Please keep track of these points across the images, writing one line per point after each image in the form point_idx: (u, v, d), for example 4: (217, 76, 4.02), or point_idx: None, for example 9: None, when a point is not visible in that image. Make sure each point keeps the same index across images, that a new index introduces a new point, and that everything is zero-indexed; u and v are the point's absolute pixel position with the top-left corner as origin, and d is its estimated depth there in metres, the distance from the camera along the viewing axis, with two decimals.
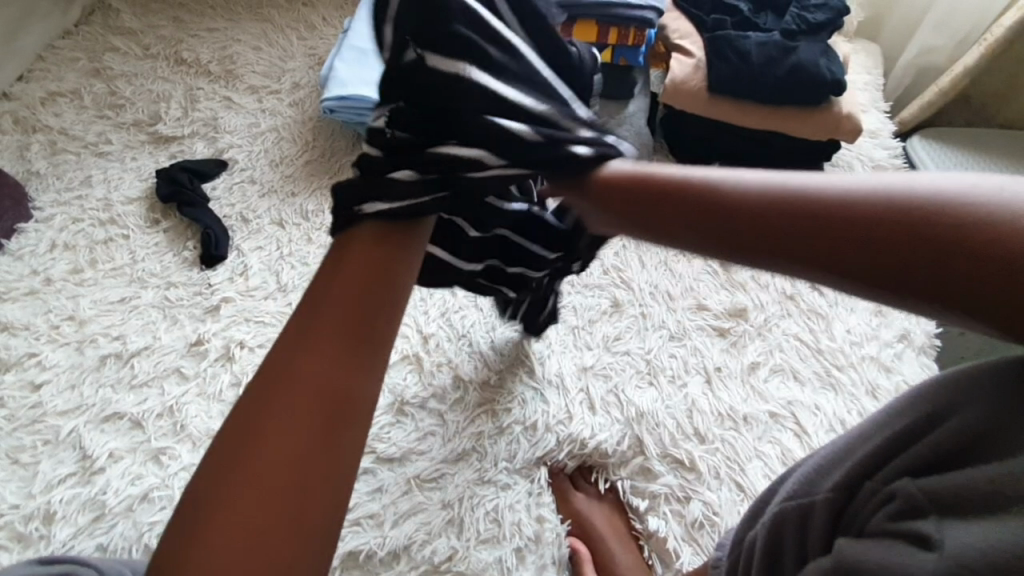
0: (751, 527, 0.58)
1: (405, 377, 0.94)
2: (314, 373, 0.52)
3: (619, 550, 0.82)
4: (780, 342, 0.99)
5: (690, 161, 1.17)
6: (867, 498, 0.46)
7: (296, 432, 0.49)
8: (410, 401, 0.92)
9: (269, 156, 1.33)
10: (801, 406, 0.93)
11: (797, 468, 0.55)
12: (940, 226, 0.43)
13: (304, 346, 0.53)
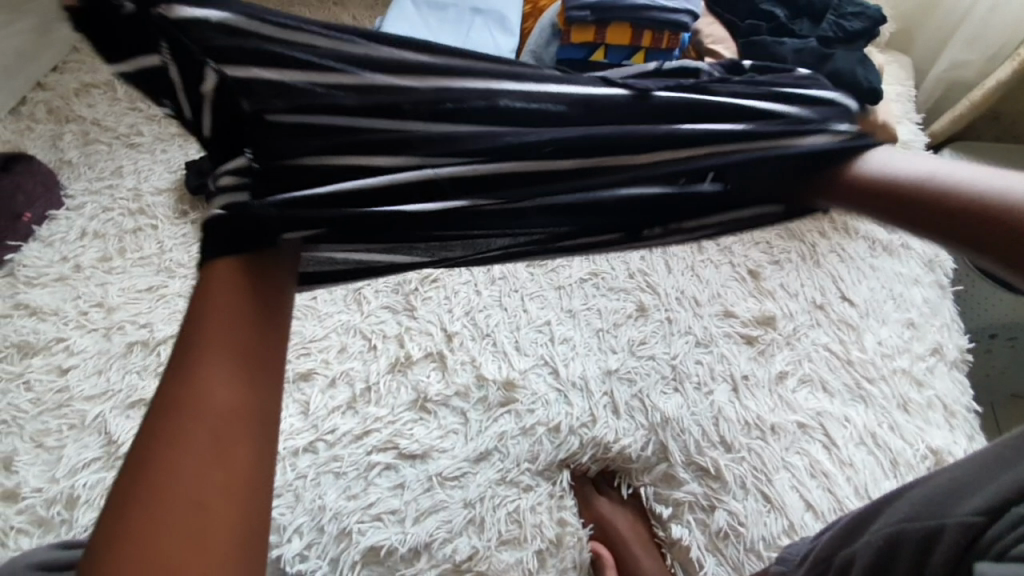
0: (845, 546, 0.54)
1: (429, 374, 0.94)
2: (198, 390, 0.42)
3: (642, 556, 0.82)
4: (809, 352, 0.97)
5: None
6: (1013, 523, 0.40)
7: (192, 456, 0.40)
8: (433, 398, 0.91)
9: None
10: (830, 417, 0.91)
11: (916, 486, 0.50)
12: (990, 196, 0.47)
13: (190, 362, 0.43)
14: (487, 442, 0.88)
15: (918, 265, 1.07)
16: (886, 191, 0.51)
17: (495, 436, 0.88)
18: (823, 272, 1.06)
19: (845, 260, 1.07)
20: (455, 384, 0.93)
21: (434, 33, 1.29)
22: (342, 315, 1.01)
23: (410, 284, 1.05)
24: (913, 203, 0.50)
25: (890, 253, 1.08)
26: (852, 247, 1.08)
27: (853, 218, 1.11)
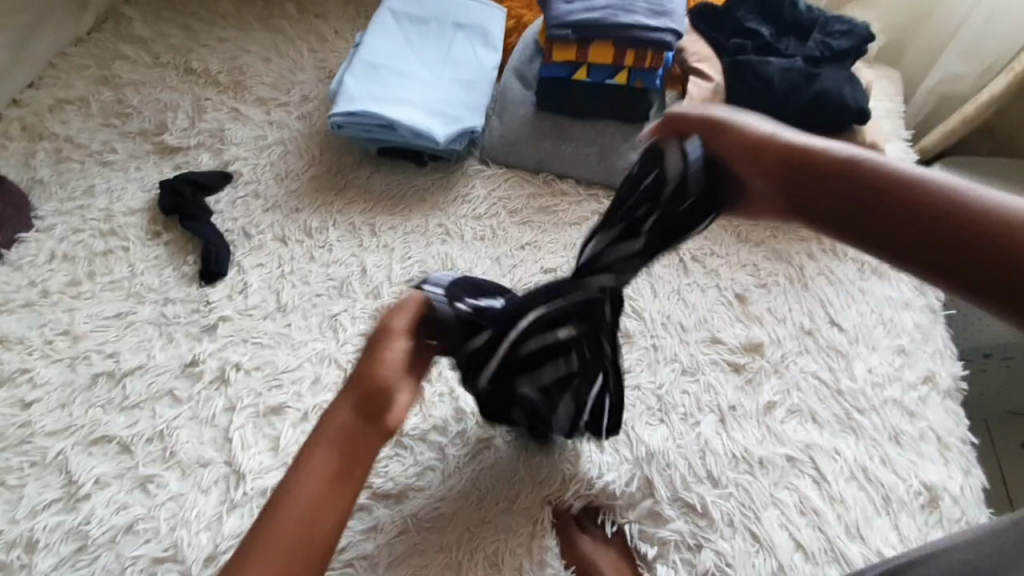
0: None
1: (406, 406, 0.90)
2: (332, 427, 0.71)
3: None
4: (797, 380, 0.94)
5: None
6: None
7: (322, 489, 0.68)
8: (410, 432, 0.88)
9: (274, 169, 1.30)
10: (819, 449, 0.88)
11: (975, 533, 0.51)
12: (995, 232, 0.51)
13: (327, 429, 0.71)
14: (464, 477, 0.85)
15: (907, 288, 1.05)
16: (867, 193, 0.58)
17: (473, 471, 0.85)
18: (812, 296, 1.03)
19: (833, 283, 1.04)
20: (432, 417, 0.89)
21: (416, 48, 1.25)
22: (317, 343, 0.98)
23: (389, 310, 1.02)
24: (865, 201, 0.58)
25: (880, 276, 1.06)
26: (840, 270, 1.06)
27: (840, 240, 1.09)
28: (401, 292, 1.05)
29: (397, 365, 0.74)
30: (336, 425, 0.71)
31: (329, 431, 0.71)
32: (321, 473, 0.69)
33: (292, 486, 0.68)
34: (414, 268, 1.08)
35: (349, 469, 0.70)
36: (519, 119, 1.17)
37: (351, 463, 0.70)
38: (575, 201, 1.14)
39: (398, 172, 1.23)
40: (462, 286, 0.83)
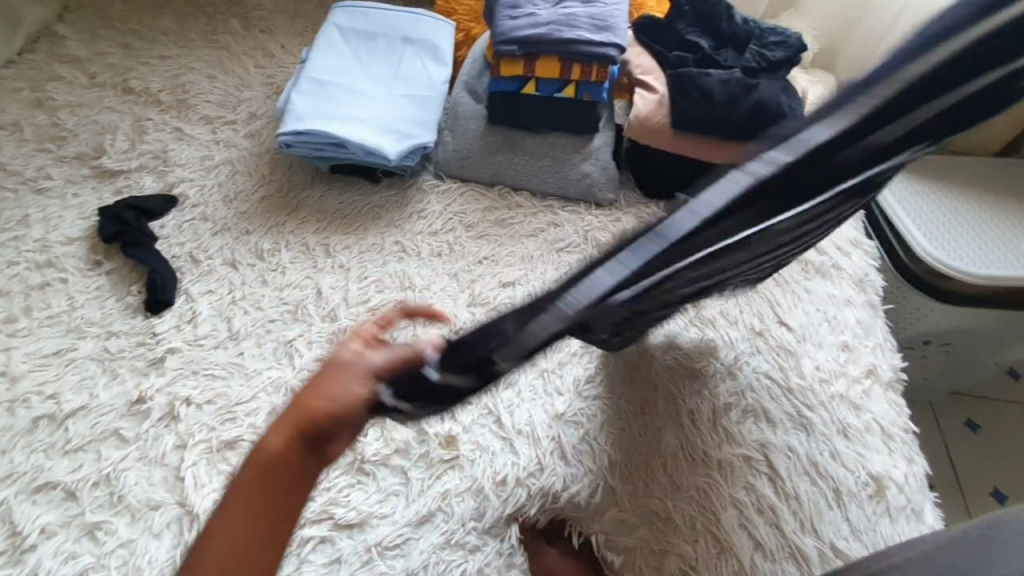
0: None
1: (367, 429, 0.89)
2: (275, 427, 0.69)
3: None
4: (751, 381, 0.97)
5: (655, 194, 1.17)
6: None
7: (237, 528, 0.63)
8: (371, 457, 0.86)
9: (222, 190, 1.26)
10: (774, 448, 0.91)
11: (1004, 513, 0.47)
12: None
13: (253, 460, 0.67)
14: (428, 500, 0.84)
15: (849, 285, 1.09)
16: None
17: (438, 494, 0.85)
18: (761, 298, 1.06)
19: (781, 284, 1.08)
20: (393, 441, 0.88)
21: (365, 64, 1.24)
22: (272, 371, 0.96)
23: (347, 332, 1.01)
24: None
25: (824, 275, 1.10)
26: (786, 271, 1.10)
27: None
28: (359, 314, 1.03)
29: (352, 403, 0.68)
30: (260, 456, 0.66)
31: (255, 461, 0.67)
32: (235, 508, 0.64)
33: (221, 516, 0.64)
34: (371, 288, 1.06)
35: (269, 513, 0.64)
36: (472, 133, 1.17)
37: (259, 505, 0.64)
38: (530, 214, 1.14)
39: (350, 189, 1.21)
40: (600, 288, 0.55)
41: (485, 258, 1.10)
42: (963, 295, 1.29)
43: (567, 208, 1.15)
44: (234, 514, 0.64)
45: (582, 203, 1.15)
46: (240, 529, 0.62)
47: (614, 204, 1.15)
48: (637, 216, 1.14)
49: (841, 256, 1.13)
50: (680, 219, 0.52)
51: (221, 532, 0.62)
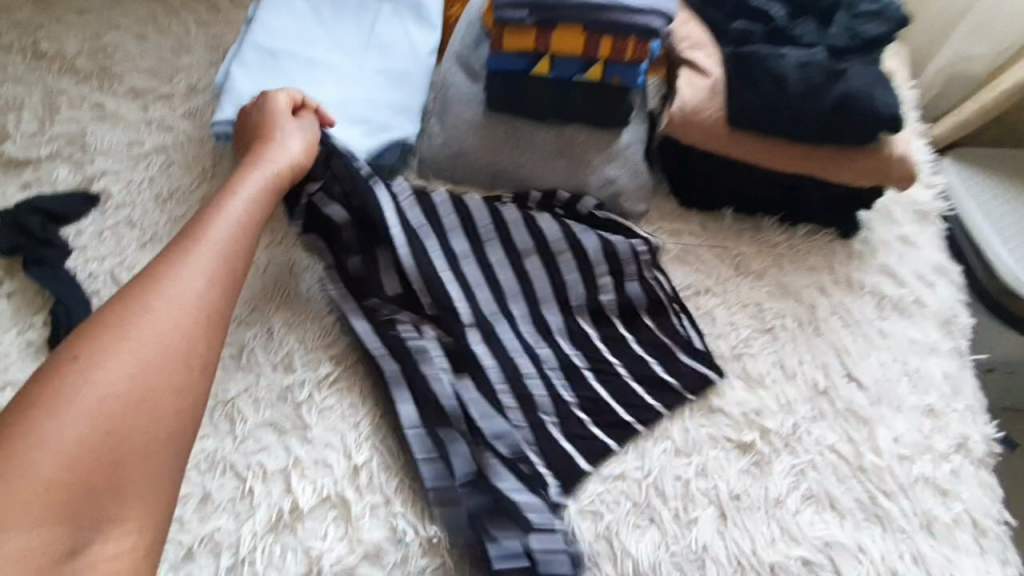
0: None
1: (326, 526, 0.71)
2: (105, 359, 0.57)
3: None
4: (813, 458, 0.78)
5: (692, 203, 0.92)
6: None
7: (141, 373, 0.58)
8: (332, 567, 0.69)
9: (154, 187, 1.01)
10: (841, 548, 0.73)
11: None
12: None
13: (157, 296, 0.63)
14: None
15: (932, 328, 0.88)
16: None
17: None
18: (825, 343, 0.84)
19: (850, 326, 0.86)
20: (360, 543, 0.70)
21: (329, 28, 0.96)
22: (207, 442, 0.75)
23: (303, 388, 0.79)
24: None
25: (902, 312, 0.89)
26: (857, 307, 0.88)
27: (857, 268, 0.90)
28: (319, 361, 0.81)
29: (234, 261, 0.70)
30: (135, 342, 0.59)
31: (114, 340, 0.58)
32: (83, 420, 0.54)
33: (9, 433, 0.51)
34: (336, 327, 0.84)
35: (185, 361, 0.61)
36: (464, 123, 0.92)
37: (161, 386, 0.59)
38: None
39: None
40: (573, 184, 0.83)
41: (481, 285, 0.86)
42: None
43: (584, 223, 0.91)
44: (92, 388, 0.55)
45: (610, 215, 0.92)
46: (79, 451, 0.53)
47: (643, 218, 0.92)
48: (670, 235, 0.90)
49: (923, 289, 0.91)
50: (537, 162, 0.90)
51: (52, 450, 0.52)
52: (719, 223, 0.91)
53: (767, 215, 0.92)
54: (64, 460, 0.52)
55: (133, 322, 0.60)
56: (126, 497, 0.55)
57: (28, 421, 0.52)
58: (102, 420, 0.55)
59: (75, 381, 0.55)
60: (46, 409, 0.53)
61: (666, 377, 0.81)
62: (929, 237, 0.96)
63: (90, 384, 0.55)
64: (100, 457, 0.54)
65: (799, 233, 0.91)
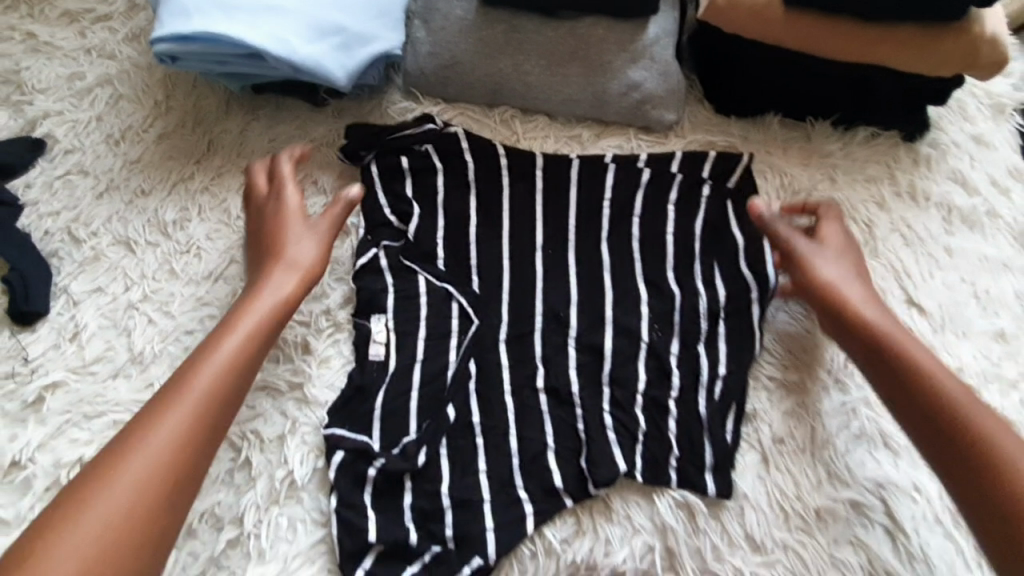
0: None
1: (355, 139, 0.78)
2: (155, 438, 0.56)
3: (925, 349, 0.63)
4: (865, 393, 0.70)
5: (730, 108, 0.79)
6: None
7: (178, 438, 0.57)
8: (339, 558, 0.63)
9: (103, 127, 0.87)
10: (894, 489, 0.66)
11: None
12: None
13: (186, 390, 0.59)
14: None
15: (1006, 241, 0.76)
16: None
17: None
18: (882, 266, 0.74)
19: (911, 244, 0.75)
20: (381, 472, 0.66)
21: None
22: None
23: (297, 346, 0.72)
24: None
25: (972, 227, 0.77)
26: (921, 223, 0.76)
27: (920, 176, 0.78)
28: (311, 315, 0.73)
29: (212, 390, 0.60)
30: (180, 405, 0.58)
31: (144, 425, 0.57)
32: (95, 533, 0.51)
33: (79, 495, 0.53)
34: (324, 276, 0.74)
35: (193, 465, 0.57)
36: (456, 24, 0.78)
37: (187, 454, 0.57)
38: (543, 146, 0.79)
39: (283, 119, 0.83)
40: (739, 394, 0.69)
41: (486, 219, 0.76)
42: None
43: (605, 141, 0.79)
44: (105, 501, 0.53)
45: (630, 128, 0.79)
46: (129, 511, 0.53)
47: (672, 129, 0.79)
48: (702, 147, 0.78)
49: (997, 196, 0.78)
50: (545, 75, 0.77)
51: (104, 519, 0.52)
52: (763, 133, 0.78)
53: (816, 118, 0.78)
54: (116, 519, 0.52)
55: (183, 392, 0.59)
56: (177, 506, 0.55)
57: (83, 483, 0.54)
58: (136, 510, 0.53)
59: (117, 467, 0.54)
60: (108, 460, 0.55)
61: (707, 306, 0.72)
62: (1006, 134, 0.81)
63: (139, 454, 0.55)
64: (149, 528, 0.53)
65: (854, 138, 0.78)
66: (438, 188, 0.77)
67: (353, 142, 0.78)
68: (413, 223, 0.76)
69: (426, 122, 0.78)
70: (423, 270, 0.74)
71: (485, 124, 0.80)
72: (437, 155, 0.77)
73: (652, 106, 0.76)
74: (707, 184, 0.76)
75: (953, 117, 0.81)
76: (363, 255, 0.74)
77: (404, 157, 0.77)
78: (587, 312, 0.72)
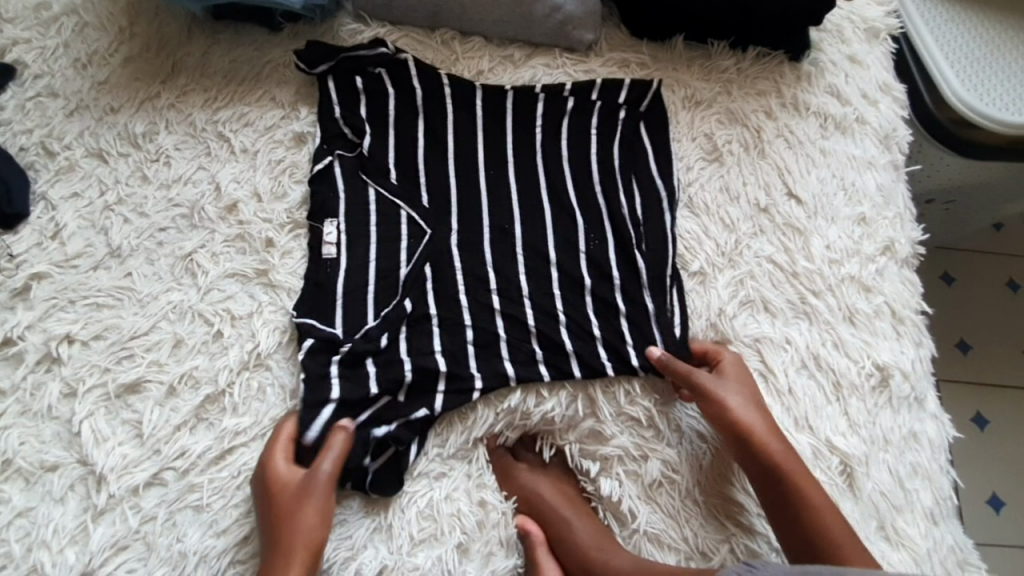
0: None
1: (314, 54, 0.86)
2: None
3: (732, 389, 0.74)
4: (751, 268, 0.83)
5: (643, 31, 0.91)
6: None
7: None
8: (302, 416, 0.72)
9: (70, 52, 0.93)
10: (770, 342, 0.80)
11: None
12: None
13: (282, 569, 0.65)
14: (342, 478, 0.71)
15: (872, 144, 0.90)
16: None
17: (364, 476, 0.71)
18: (768, 164, 0.88)
19: (793, 146, 0.89)
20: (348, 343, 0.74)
21: None
22: (172, 294, 0.77)
23: (261, 240, 0.80)
24: None
25: (844, 132, 0.91)
26: (801, 128, 0.90)
27: (803, 89, 0.91)
28: (273, 213, 0.81)
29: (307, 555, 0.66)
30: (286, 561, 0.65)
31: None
32: None
33: None
34: (284, 178, 0.83)
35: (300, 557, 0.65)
36: None
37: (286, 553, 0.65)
38: (482, 77, 0.88)
39: (242, 42, 0.91)
40: (656, 278, 0.81)
41: (429, 127, 0.85)
42: (968, 143, 1.06)
43: (534, 60, 0.89)
44: None
45: (554, 49, 0.90)
46: None
47: (592, 50, 0.90)
48: (618, 66, 0.90)
49: (866, 107, 0.92)
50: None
51: None
52: (670, 53, 0.91)
53: (716, 40, 0.91)
54: None
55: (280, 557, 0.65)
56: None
57: None
58: None
59: None
60: None
61: (627, 217, 0.83)
62: (877, 55, 0.95)
63: None
64: None
65: (746, 57, 0.91)
66: (388, 107, 0.86)
67: (312, 54, 0.86)
68: (366, 139, 0.84)
69: (379, 46, 0.86)
70: (375, 183, 0.82)
71: (428, 43, 0.89)
72: (389, 80, 0.86)
73: (574, 26, 0.87)
74: (623, 109, 0.87)
75: (832, 40, 0.94)
76: (320, 159, 0.82)
77: (358, 78, 0.86)
78: (518, 204, 0.83)
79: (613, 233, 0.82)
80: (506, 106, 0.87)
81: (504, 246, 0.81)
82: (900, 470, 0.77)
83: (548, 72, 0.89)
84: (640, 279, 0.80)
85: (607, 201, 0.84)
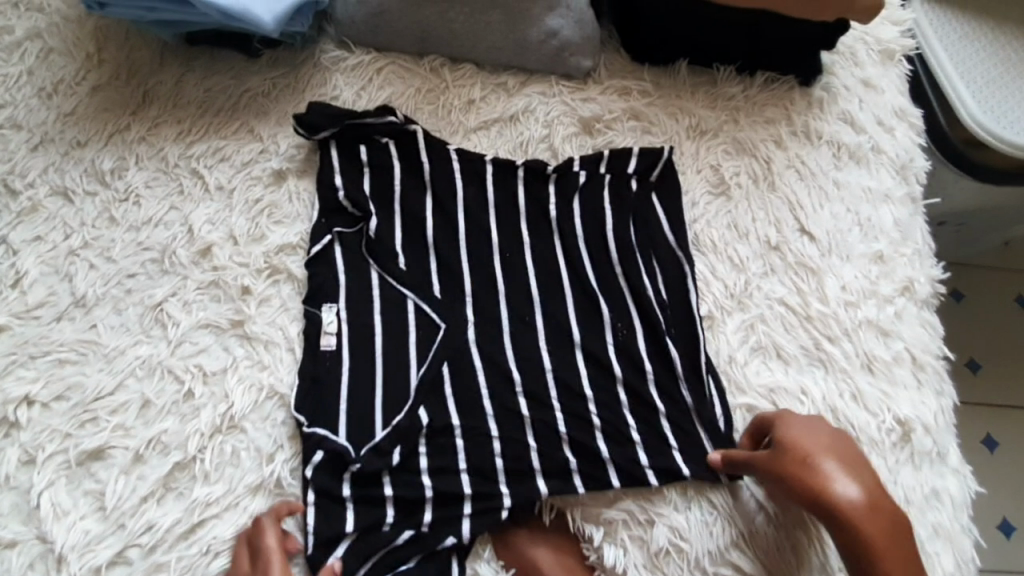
0: None
1: (315, 119, 0.78)
2: None
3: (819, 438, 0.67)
4: (762, 311, 0.78)
5: (645, 56, 0.86)
6: None
7: None
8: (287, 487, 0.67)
9: (33, 81, 0.87)
10: (784, 393, 0.75)
11: None
12: None
13: None
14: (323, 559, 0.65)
15: (888, 174, 0.85)
16: None
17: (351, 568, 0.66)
18: (778, 198, 0.82)
19: (804, 178, 0.84)
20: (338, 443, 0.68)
21: None
22: (141, 349, 0.72)
23: (237, 288, 0.74)
24: None
25: (859, 162, 0.85)
26: (813, 158, 0.84)
27: (814, 117, 0.86)
28: (250, 257, 0.76)
29: None
30: None
31: None
32: None
33: None
34: (262, 219, 0.78)
35: None
36: None
37: None
38: (495, 152, 0.82)
39: (217, 69, 0.85)
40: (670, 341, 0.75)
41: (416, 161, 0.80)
42: (984, 165, 1.01)
43: (529, 88, 0.84)
44: None
45: (550, 76, 0.85)
46: None
47: (590, 76, 0.85)
48: (618, 94, 0.84)
49: (881, 134, 0.86)
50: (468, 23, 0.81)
51: None
52: (673, 78, 0.86)
53: (723, 64, 0.86)
54: None
55: None
56: None
57: None
58: None
59: None
60: None
61: (655, 306, 0.76)
62: (892, 78, 0.90)
63: None
64: None
65: (755, 82, 0.86)
66: (393, 181, 0.79)
67: (312, 117, 0.79)
68: (373, 222, 0.77)
69: (387, 114, 0.79)
70: (381, 267, 0.75)
71: (415, 71, 0.84)
72: (396, 151, 0.79)
73: (570, 53, 0.82)
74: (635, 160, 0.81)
75: (844, 62, 0.89)
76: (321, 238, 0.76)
77: (363, 148, 0.79)
78: (512, 246, 0.78)
79: (629, 297, 0.77)
80: (495, 140, 0.82)
81: (498, 292, 0.76)
82: (920, 532, 0.72)
83: (543, 100, 0.84)
84: (658, 349, 0.75)
85: (608, 241, 0.79)
